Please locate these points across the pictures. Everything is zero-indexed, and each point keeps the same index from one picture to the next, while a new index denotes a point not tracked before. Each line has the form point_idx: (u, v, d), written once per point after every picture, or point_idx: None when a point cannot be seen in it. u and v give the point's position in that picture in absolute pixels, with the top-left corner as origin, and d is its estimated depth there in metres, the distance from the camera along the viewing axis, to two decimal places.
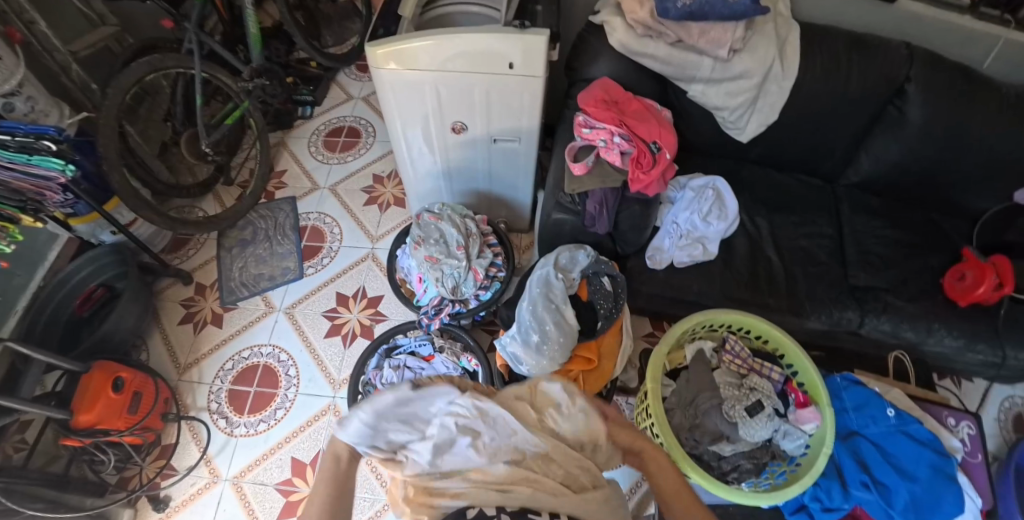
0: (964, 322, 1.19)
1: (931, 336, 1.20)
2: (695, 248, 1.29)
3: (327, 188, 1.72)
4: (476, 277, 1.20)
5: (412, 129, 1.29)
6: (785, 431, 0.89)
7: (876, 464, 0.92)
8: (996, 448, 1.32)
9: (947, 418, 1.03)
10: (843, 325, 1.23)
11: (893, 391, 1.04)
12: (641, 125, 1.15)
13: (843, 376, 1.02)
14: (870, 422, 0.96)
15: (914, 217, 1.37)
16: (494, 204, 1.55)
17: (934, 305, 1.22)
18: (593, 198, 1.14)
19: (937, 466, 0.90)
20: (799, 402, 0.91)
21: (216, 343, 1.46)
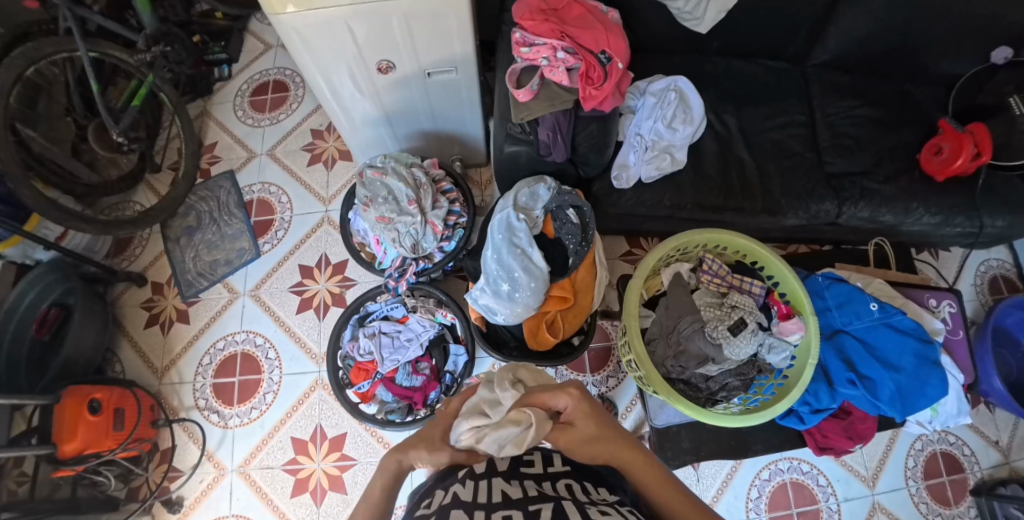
0: (940, 196, 1.16)
1: (908, 216, 1.17)
2: (663, 158, 1.20)
3: (265, 154, 1.59)
4: (435, 230, 1.13)
5: (335, 75, 1.15)
6: (771, 344, 0.88)
7: (861, 360, 0.94)
8: (975, 313, 1.38)
9: (928, 301, 1.06)
10: (820, 217, 1.19)
11: (877, 282, 1.04)
12: (586, 33, 1.03)
13: (824, 274, 1.01)
14: (854, 318, 0.96)
15: (886, 90, 1.29)
16: (445, 143, 1.43)
17: (910, 183, 1.18)
18: (544, 126, 1.03)
19: (921, 354, 0.92)
20: (782, 314, 0.88)
21: (189, 339, 1.41)
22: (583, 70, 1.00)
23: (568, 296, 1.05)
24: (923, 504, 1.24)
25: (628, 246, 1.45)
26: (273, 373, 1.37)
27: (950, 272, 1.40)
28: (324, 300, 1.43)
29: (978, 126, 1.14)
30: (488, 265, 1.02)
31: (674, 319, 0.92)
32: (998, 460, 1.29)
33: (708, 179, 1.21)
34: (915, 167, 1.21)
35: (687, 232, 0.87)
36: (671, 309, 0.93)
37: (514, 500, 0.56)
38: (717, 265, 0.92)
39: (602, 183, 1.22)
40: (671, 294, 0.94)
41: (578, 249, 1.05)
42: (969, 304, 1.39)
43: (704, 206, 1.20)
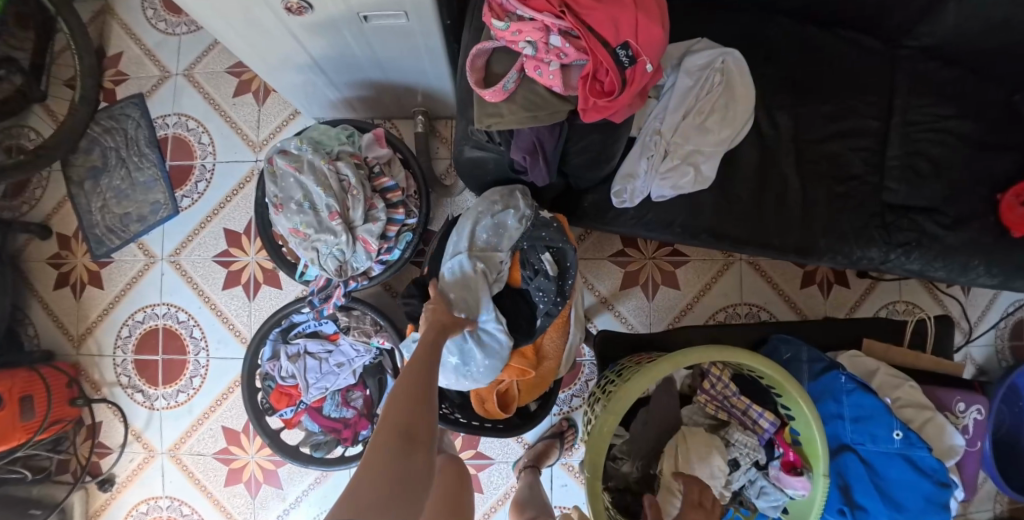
0: (1009, 253, 0.91)
1: (963, 275, 0.93)
2: (684, 172, 0.88)
3: (181, 75, 1.26)
4: (367, 249, 0.87)
5: (226, 15, 0.80)
6: (762, 488, 0.73)
7: (859, 487, 0.84)
8: (986, 360, 1.24)
9: (956, 405, 0.95)
10: (861, 264, 0.95)
11: (909, 384, 0.93)
12: (610, 6, 0.60)
13: (849, 377, 0.86)
14: (868, 441, 0.84)
15: (994, 92, 0.98)
16: (403, 93, 1.09)
17: (982, 231, 0.91)
18: (519, 142, 0.69)
19: (931, 498, 0.80)
20: (786, 461, 0.71)
21: (104, 307, 1.23)
22: (588, 72, 0.61)
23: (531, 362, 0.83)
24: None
25: (621, 245, 1.21)
26: (200, 355, 1.21)
27: (975, 310, 1.24)
28: (254, 276, 1.21)
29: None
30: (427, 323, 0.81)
31: (650, 439, 0.74)
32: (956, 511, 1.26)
33: (733, 205, 0.93)
34: (992, 210, 0.93)
35: (693, 352, 0.66)
36: (648, 427, 0.74)
37: None
38: (720, 386, 0.72)
39: (595, 198, 0.91)
40: (652, 404, 0.74)
41: (549, 311, 0.80)
42: (983, 348, 1.24)
43: (720, 238, 0.93)
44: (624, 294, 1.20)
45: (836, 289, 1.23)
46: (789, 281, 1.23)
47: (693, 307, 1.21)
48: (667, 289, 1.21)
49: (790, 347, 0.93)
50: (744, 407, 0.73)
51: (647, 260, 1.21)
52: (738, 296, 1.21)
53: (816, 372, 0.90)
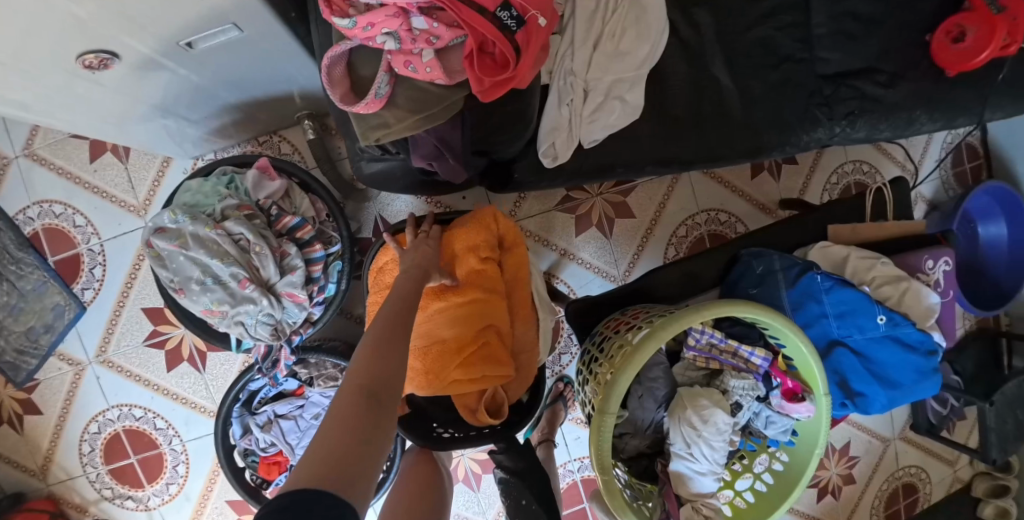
0: (947, 96, 0.91)
1: (909, 128, 0.93)
2: (612, 107, 0.81)
3: (23, 156, 1.08)
4: (297, 302, 0.78)
5: (16, 86, 0.64)
6: (768, 418, 0.73)
7: (856, 376, 0.87)
8: (937, 194, 1.31)
9: (925, 263, 0.96)
10: (808, 148, 0.93)
11: (880, 263, 0.92)
12: None
13: (825, 275, 0.84)
14: (856, 332, 0.85)
15: None
16: (277, 105, 0.95)
17: (918, 83, 0.91)
18: (419, 149, 0.61)
19: (922, 368, 0.85)
20: (787, 390, 0.70)
21: (53, 430, 1.13)
22: (471, 48, 0.52)
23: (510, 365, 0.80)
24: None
25: (565, 191, 1.13)
26: (173, 442, 1.13)
27: (917, 149, 1.28)
28: (195, 347, 1.11)
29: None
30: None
31: (652, 414, 0.70)
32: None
33: (674, 126, 0.87)
34: (924, 55, 0.92)
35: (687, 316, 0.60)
36: (647, 400, 0.69)
37: None
38: (705, 338, 0.68)
39: (523, 167, 0.82)
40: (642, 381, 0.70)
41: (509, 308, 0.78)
42: (931, 184, 1.30)
43: (667, 163, 0.87)
44: (582, 238, 1.14)
45: (786, 169, 1.21)
46: (740, 174, 1.20)
47: (657, 226, 1.16)
48: (623, 221, 1.15)
49: (762, 260, 0.88)
50: (734, 351, 0.69)
51: (596, 197, 1.14)
52: (695, 205, 1.18)
53: (793, 277, 0.87)
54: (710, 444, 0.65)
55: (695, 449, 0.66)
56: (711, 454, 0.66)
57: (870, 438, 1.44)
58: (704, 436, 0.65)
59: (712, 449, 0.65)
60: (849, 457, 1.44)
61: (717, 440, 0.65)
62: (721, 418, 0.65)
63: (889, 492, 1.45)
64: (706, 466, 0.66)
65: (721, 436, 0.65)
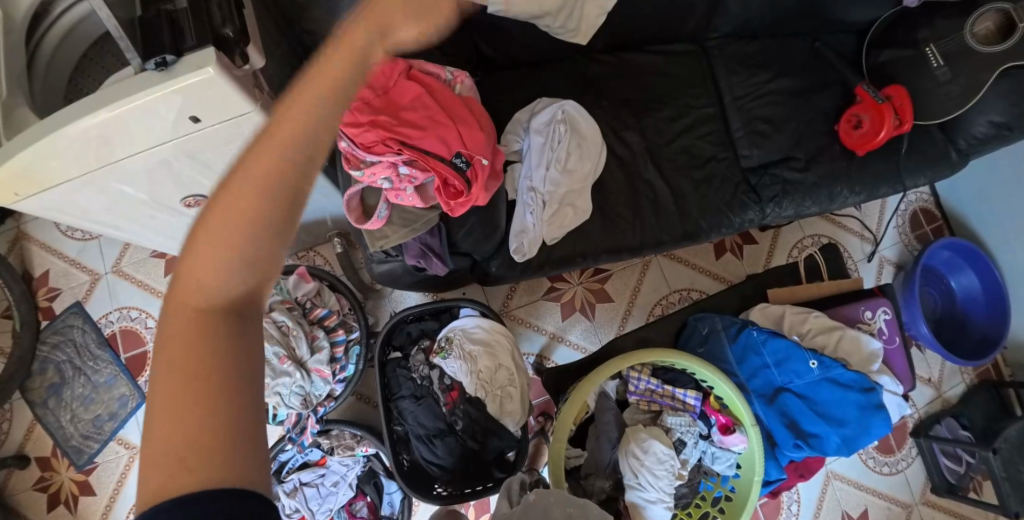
0: (863, 171, 1.19)
1: (834, 200, 1.20)
2: (566, 213, 1.05)
3: (110, 272, 1.36)
4: (323, 376, 0.97)
5: (140, 215, 0.92)
6: (714, 454, 0.88)
7: (804, 419, 1.02)
8: (899, 255, 1.58)
9: (863, 313, 1.14)
10: (745, 225, 1.18)
11: (813, 315, 1.10)
12: (429, 134, 0.76)
13: (759, 330, 1.04)
14: (795, 377, 1.02)
15: (793, 53, 1.28)
16: (315, 226, 1.21)
17: (833, 162, 1.20)
18: (409, 252, 0.84)
19: (863, 405, 0.99)
20: (722, 424, 0.86)
21: (102, 510, 1.27)
22: (439, 184, 0.77)
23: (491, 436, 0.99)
24: (870, 459, 1.56)
25: (549, 281, 1.35)
26: None
27: (873, 220, 1.58)
28: None
29: (894, 90, 1.18)
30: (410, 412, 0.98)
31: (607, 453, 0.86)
32: (934, 393, 1.61)
33: (617, 221, 1.10)
34: (834, 140, 1.23)
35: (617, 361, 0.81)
36: (602, 441, 0.85)
37: None
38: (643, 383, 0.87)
39: (501, 259, 1.04)
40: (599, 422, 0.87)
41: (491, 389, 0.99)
42: (894, 248, 1.58)
43: (619, 250, 1.09)
44: (568, 322, 1.34)
45: (747, 248, 1.45)
46: (704, 256, 1.42)
47: (634, 306, 1.37)
48: (602, 304, 1.36)
49: (706, 322, 1.10)
50: (670, 394, 0.88)
51: (577, 286, 1.36)
52: (666, 286, 1.39)
53: (733, 334, 1.07)
54: (655, 470, 0.81)
55: (640, 475, 0.81)
56: (657, 481, 0.81)
57: (889, 503, 1.54)
58: (646, 466, 0.81)
59: (656, 475, 0.81)
60: None
61: (661, 463, 0.81)
62: (657, 447, 0.82)
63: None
64: (652, 494, 0.81)
65: (664, 462, 0.81)
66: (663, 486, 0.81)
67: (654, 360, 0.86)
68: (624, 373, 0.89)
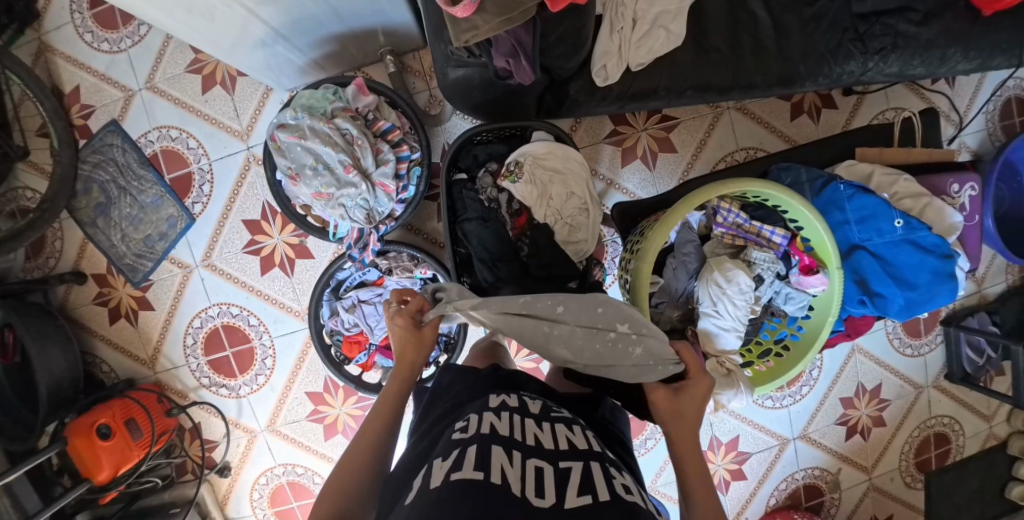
0: (983, 36, 0.99)
1: (942, 64, 1.02)
2: (657, 36, 0.95)
3: (144, 89, 1.27)
4: (388, 192, 0.94)
5: (191, 3, 0.82)
6: (787, 295, 0.85)
7: (875, 278, 0.99)
8: (981, 145, 1.34)
9: (951, 187, 1.06)
10: (843, 79, 1.03)
11: (903, 179, 1.03)
12: None
13: (848, 184, 0.97)
14: (875, 235, 0.97)
15: None
16: (366, 40, 1.11)
17: (952, 21, 0.99)
18: (500, 49, 0.78)
19: (938, 270, 0.96)
20: (804, 265, 0.82)
21: (162, 325, 1.33)
22: None
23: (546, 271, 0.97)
24: (896, 339, 1.50)
25: (612, 126, 1.26)
26: (263, 338, 1.32)
27: (963, 100, 1.32)
28: (285, 255, 1.29)
29: None
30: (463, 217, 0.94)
31: (683, 283, 0.86)
32: (972, 289, 1.49)
33: (712, 55, 1.00)
34: None
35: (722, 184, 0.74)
36: (681, 271, 0.85)
37: (546, 452, 0.53)
38: (733, 217, 0.82)
39: (580, 84, 0.98)
40: (679, 253, 0.85)
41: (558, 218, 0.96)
42: (976, 135, 1.34)
43: (707, 89, 1.01)
44: (627, 170, 1.27)
45: (825, 112, 1.30)
46: (779, 115, 1.29)
47: (698, 158, 1.29)
48: (665, 154, 1.28)
49: (790, 173, 1.03)
50: (757, 230, 0.84)
51: (641, 132, 1.27)
52: (733, 143, 1.29)
53: (817, 188, 1.02)
54: (734, 300, 0.79)
55: (717, 302, 0.80)
56: (733, 311, 0.79)
57: (902, 382, 1.51)
58: (725, 296, 0.79)
59: (734, 304, 0.79)
60: (880, 399, 1.52)
61: (741, 295, 0.79)
62: (741, 277, 0.79)
63: (919, 440, 1.54)
64: (726, 321, 0.80)
65: (744, 293, 0.79)
66: (739, 315, 0.80)
67: (749, 193, 0.80)
68: (711, 205, 0.84)
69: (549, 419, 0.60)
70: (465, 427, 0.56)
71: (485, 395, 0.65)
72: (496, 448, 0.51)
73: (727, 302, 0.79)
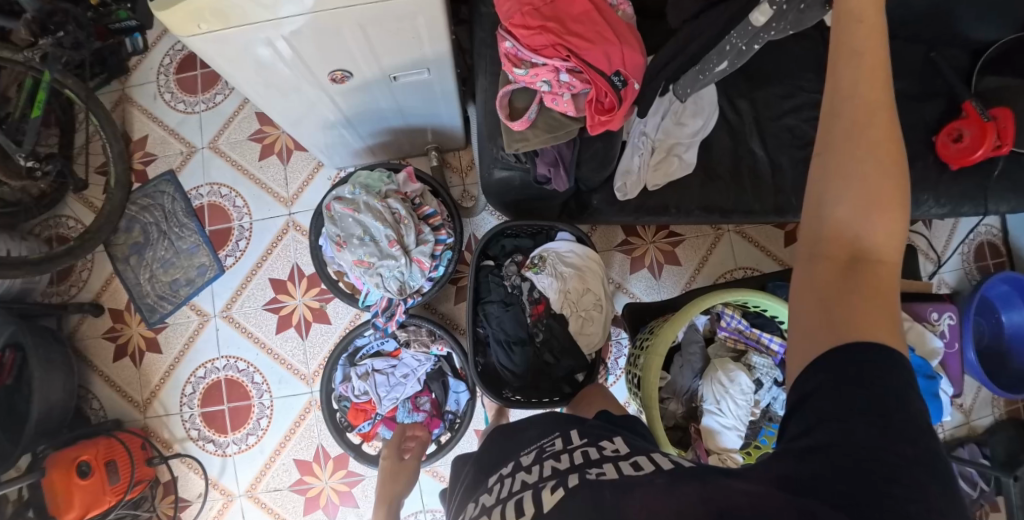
0: (952, 185, 1.15)
1: (918, 208, 1.16)
2: (673, 161, 1.10)
3: (206, 147, 1.40)
4: (422, 268, 1.02)
5: (285, 87, 0.95)
6: (785, 400, 0.91)
7: None
8: (958, 282, 1.47)
9: (930, 314, 1.18)
10: None
11: None
12: (596, 46, 0.79)
13: None
14: None
15: (911, 58, 1.22)
16: (416, 134, 1.26)
17: (924, 169, 1.16)
18: (544, 158, 0.91)
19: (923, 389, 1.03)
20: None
21: (165, 370, 1.34)
22: (592, 97, 0.81)
23: (553, 359, 1.03)
24: None
25: (625, 234, 1.40)
26: (264, 397, 1.32)
27: (939, 241, 1.48)
28: (303, 317, 1.34)
29: (1002, 111, 1.10)
30: (644, 125, 1.07)
31: (688, 379, 0.93)
32: (959, 419, 1.47)
33: (718, 179, 1.15)
34: (930, 150, 1.17)
35: (722, 294, 0.84)
36: (686, 368, 0.92)
37: (531, 479, 0.51)
38: (735, 322, 0.92)
39: (603, 195, 1.11)
40: (685, 353, 0.93)
41: (574, 311, 1.04)
42: (953, 273, 1.48)
43: (712, 209, 1.15)
44: (634, 276, 1.38)
45: None
46: (774, 241, 1.41)
47: (701, 271, 1.40)
48: (670, 265, 1.39)
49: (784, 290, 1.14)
50: (757, 337, 0.92)
51: (650, 244, 1.39)
52: (733, 261, 1.40)
53: None
54: (737, 398, 0.86)
55: (719, 397, 0.87)
56: (734, 409, 0.86)
57: None
58: (727, 394, 0.86)
59: (736, 403, 0.86)
60: None
61: (743, 396, 0.86)
62: (742, 377, 0.86)
63: None
64: (728, 420, 0.86)
65: (745, 393, 0.86)
66: (740, 415, 0.86)
67: (748, 303, 0.89)
68: (715, 311, 0.93)
69: (536, 456, 0.58)
70: (469, 512, 0.55)
71: (493, 474, 0.65)
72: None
73: (729, 399, 0.86)
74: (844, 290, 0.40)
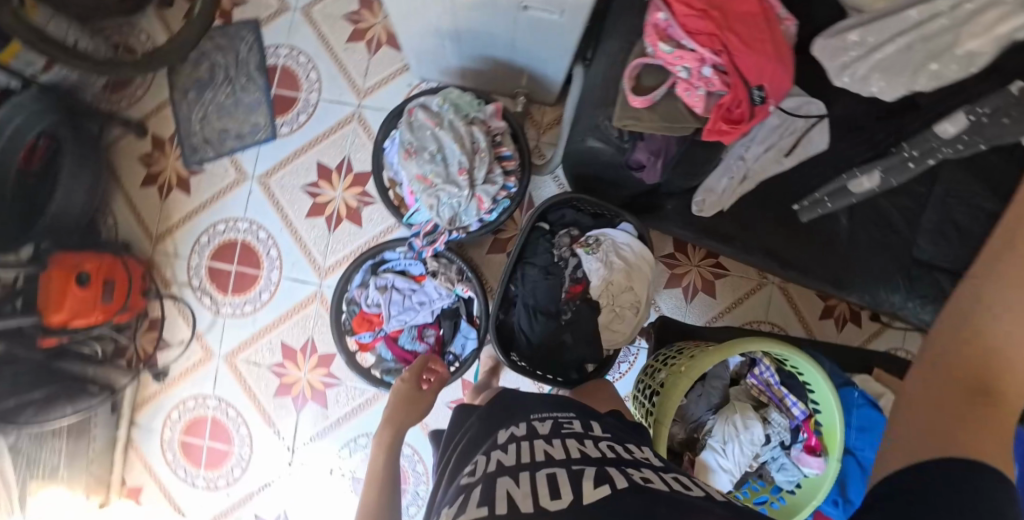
0: None
1: None
2: None
3: (299, 10, 1.34)
4: (480, 206, 0.99)
5: None
6: (783, 464, 0.90)
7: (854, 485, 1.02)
8: None
9: None
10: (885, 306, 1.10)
11: None
12: (750, 52, 0.76)
13: (861, 392, 1.04)
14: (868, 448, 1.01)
15: None
16: (513, 74, 1.21)
17: None
18: (647, 144, 0.86)
19: None
20: (809, 445, 0.87)
21: (187, 212, 1.32)
22: (726, 102, 0.76)
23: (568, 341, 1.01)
24: None
25: (673, 248, 1.37)
26: (273, 273, 1.31)
27: None
28: (337, 210, 1.31)
29: None
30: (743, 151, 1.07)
31: (700, 408, 0.93)
32: None
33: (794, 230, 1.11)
34: None
35: (768, 341, 0.81)
36: (703, 399, 0.93)
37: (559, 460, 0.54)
38: (768, 373, 0.91)
39: (677, 203, 1.09)
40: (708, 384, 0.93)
41: (609, 302, 1.03)
42: None
43: (774, 257, 1.10)
44: (666, 291, 1.36)
45: (849, 326, 1.37)
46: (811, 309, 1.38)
47: (732, 311, 1.37)
48: (704, 294, 1.37)
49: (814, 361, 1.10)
50: (781, 395, 0.91)
51: (693, 266, 1.37)
52: (765, 313, 1.37)
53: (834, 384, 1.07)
54: (744, 446, 0.86)
55: (726, 438, 0.87)
56: (736, 454, 0.86)
57: None
58: (735, 438, 0.86)
59: (741, 450, 0.86)
60: None
61: (749, 445, 0.86)
62: (756, 427, 0.87)
63: None
64: (727, 462, 0.86)
65: (752, 444, 0.86)
66: (740, 462, 0.86)
67: (787, 360, 0.87)
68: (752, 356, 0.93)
69: (559, 436, 0.61)
70: (484, 466, 0.57)
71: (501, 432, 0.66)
72: (503, 478, 0.51)
73: (735, 444, 0.86)
74: (963, 412, 0.39)
